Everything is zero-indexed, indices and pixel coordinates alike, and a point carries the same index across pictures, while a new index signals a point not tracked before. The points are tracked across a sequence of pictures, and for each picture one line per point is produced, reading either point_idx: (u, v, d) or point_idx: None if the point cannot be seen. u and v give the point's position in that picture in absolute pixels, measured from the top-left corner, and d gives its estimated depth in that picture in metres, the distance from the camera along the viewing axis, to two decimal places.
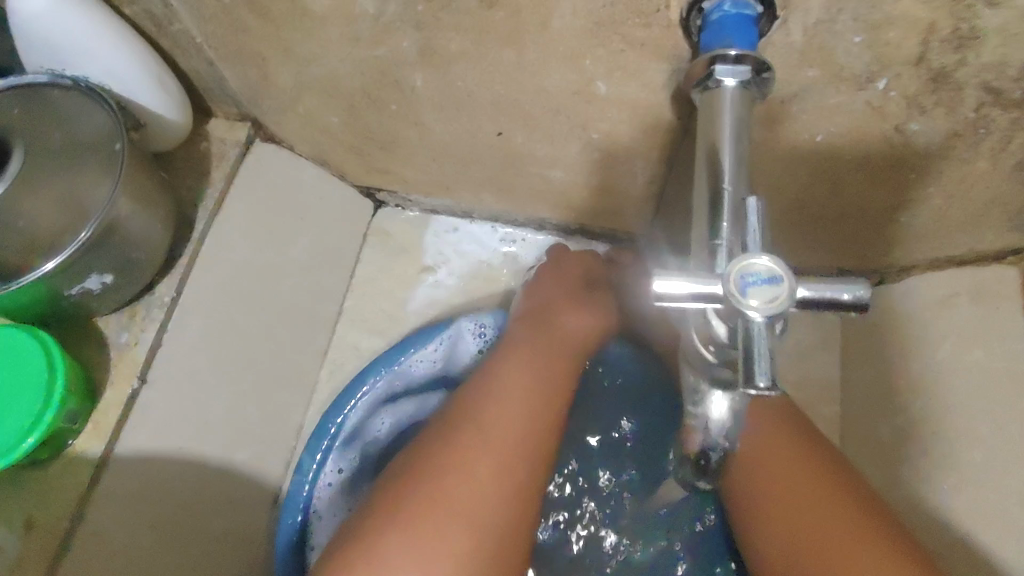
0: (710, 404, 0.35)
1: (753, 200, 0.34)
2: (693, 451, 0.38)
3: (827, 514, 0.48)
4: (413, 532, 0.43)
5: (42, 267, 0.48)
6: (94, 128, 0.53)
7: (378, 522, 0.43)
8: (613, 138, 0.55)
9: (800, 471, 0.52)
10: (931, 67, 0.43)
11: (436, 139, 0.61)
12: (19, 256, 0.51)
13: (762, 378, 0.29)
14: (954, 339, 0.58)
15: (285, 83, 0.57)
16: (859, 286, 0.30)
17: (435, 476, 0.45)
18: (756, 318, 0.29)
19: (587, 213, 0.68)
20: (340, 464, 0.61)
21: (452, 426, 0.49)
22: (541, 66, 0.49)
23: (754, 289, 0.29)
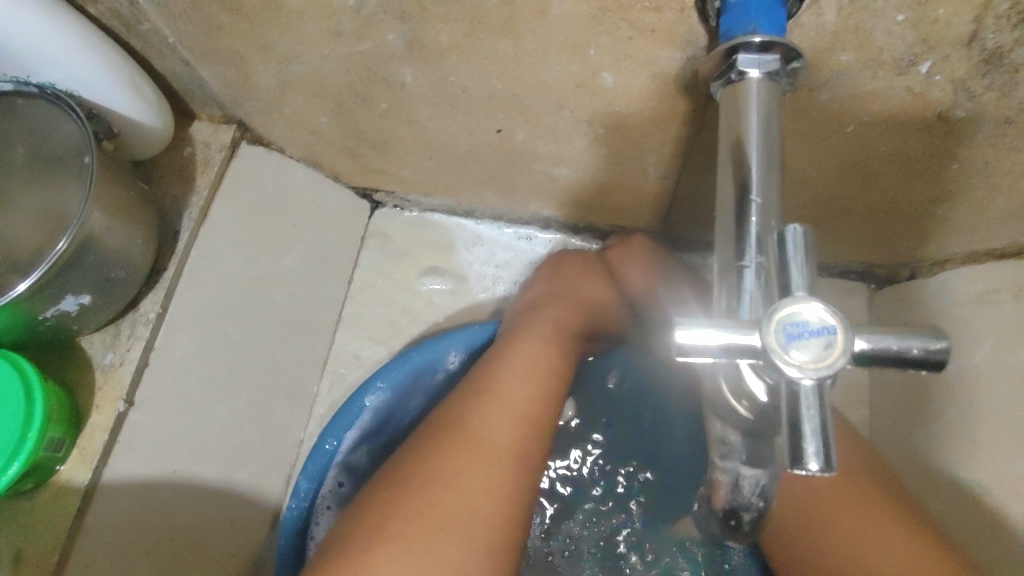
0: (744, 458, 0.33)
1: (794, 228, 0.29)
2: (721, 509, 0.34)
3: (865, 541, 0.45)
4: (400, 560, 0.39)
5: (14, 288, 0.44)
6: (63, 137, 0.50)
7: (360, 557, 0.39)
8: (622, 132, 0.51)
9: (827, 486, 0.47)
10: (984, 47, 0.37)
11: (431, 137, 0.57)
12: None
13: (813, 459, 0.25)
14: (994, 340, 0.53)
15: (266, 83, 0.53)
16: (928, 338, 0.27)
17: (421, 498, 0.42)
18: (804, 380, 0.26)
19: (595, 211, 0.64)
20: (339, 480, 0.58)
21: (441, 438, 0.45)
22: (540, 58, 0.44)
23: (799, 343, 0.26)
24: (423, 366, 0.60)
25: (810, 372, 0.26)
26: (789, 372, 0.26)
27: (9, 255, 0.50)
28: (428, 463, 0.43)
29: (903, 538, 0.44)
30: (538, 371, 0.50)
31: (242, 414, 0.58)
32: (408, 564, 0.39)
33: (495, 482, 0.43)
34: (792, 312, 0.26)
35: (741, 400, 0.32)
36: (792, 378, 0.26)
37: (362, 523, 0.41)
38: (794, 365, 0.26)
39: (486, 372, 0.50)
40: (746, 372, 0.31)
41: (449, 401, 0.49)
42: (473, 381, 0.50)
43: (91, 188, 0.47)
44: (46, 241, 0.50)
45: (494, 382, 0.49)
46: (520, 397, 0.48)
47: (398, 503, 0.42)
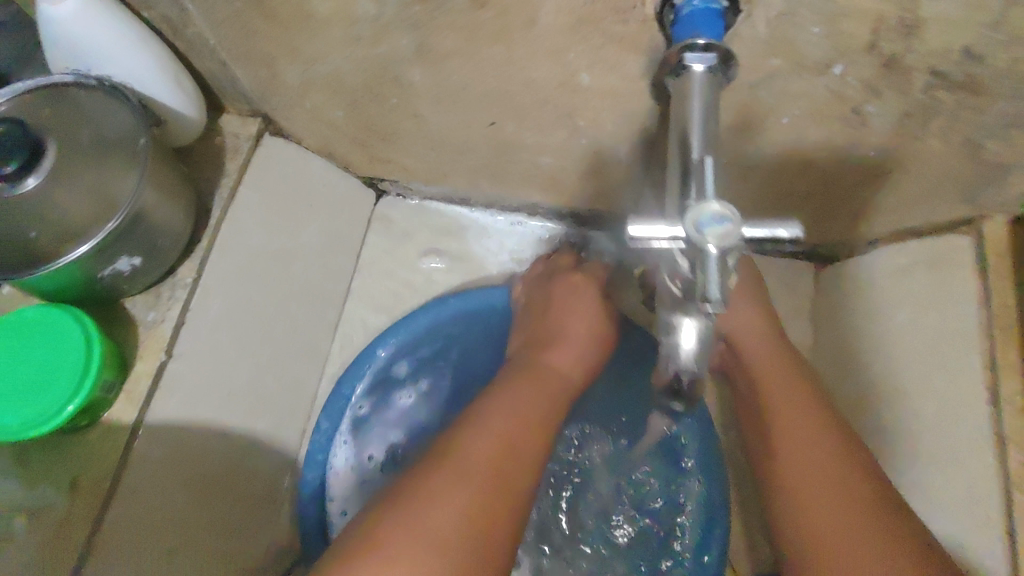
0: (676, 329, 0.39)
1: (706, 162, 0.41)
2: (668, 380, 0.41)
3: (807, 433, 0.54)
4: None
5: (77, 250, 0.52)
6: (118, 124, 0.57)
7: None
8: (598, 125, 0.60)
9: (793, 400, 0.56)
10: (882, 54, 0.47)
11: (433, 129, 0.65)
12: (54, 244, 0.55)
13: (714, 296, 0.34)
14: (912, 305, 0.65)
15: (292, 81, 0.62)
16: (792, 224, 0.38)
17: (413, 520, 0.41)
18: (712, 250, 0.34)
19: (577, 198, 0.73)
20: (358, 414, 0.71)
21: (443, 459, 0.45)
22: (527, 60, 0.53)
23: (708, 226, 0.34)
24: (424, 327, 0.72)
25: (715, 244, 0.34)
26: (701, 245, 0.34)
27: (67, 228, 0.56)
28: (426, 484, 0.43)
29: (853, 462, 0.51)
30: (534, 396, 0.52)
31: (262, 367, 0.68)
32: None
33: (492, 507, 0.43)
34: (702, 210, 0.34)
35: (675, 278, 0.38)
36: (702, 248, 0.34)
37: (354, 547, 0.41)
38: (705, 240, 0.34)
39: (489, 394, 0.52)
40: (676, 257, 0.38)
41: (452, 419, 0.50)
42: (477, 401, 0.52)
43: (142, 164, 0.55)
44: (97, 216, 0.56)
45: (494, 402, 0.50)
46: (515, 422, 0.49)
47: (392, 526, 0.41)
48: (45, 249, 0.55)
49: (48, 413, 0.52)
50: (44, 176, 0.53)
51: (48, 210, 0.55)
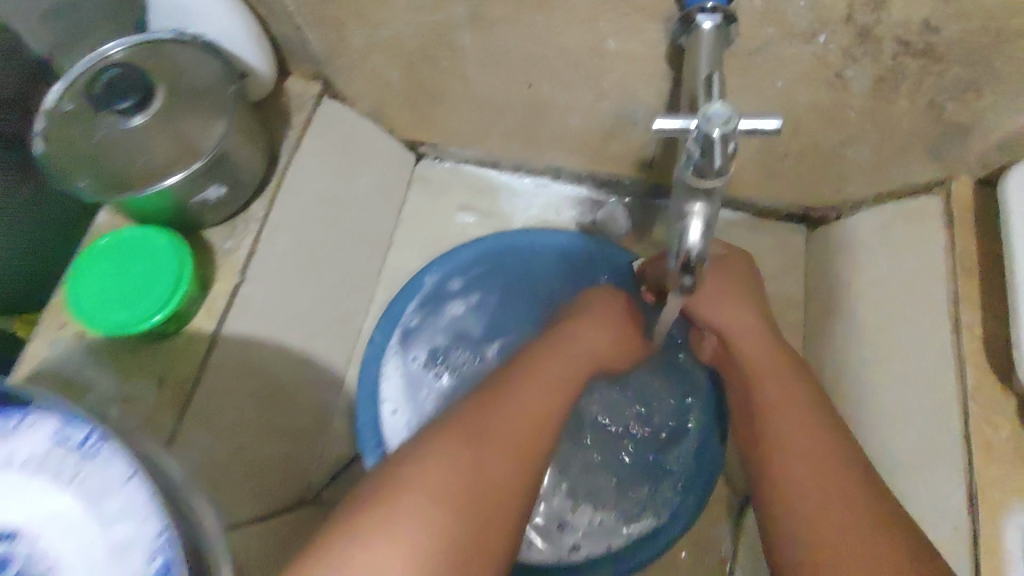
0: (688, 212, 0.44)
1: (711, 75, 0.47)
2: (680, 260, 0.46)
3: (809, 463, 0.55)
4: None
5: (171, 180, 0.62)
6: (212, 79, 0.67)
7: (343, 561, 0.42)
8: (620, 89, 0.69)
9: (801, 430, 0.57)
10: (857, 25, 0.57)
11: (475, 90, 0.75)
12: (139, 179, 0.65)
13: (718, 162, 0.39)
14: (891, 254, 0.75)
15: (357, 44, 0.72)
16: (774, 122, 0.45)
17: (409, 528, 0.44)
18: (717, 133, 0.38)
19: (597, 160, 0.83)
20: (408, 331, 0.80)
21: (441, 467, 0.48)
22: (562, 28, 0.63)
23: (712, 115, 0.38)
24: (467, 257, 0.81)
25: (720, 128, 0.38)
26: (707, 129, 0.38)
27: (150, 166, 0.65)
28: (415, 488, 0.46)
29: (845, 485, 0.52)
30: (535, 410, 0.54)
31: (320, 298, 0.78)
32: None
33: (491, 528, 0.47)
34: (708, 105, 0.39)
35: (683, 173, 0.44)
36: (709, 132, 0.38)
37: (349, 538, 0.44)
38: (710, 125, 0.38)
39: (495, 399, 0.54)
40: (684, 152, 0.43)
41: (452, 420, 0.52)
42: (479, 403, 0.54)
43: (227, 116, 0.65)
44: (176, 161, 0.65)
45: (497, 405, 0.53)
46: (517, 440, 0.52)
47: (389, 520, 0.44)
48: (130, 180, 0.65)
49: (146, 316, 0.62)
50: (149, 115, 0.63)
51: (141, 147, 0.65)
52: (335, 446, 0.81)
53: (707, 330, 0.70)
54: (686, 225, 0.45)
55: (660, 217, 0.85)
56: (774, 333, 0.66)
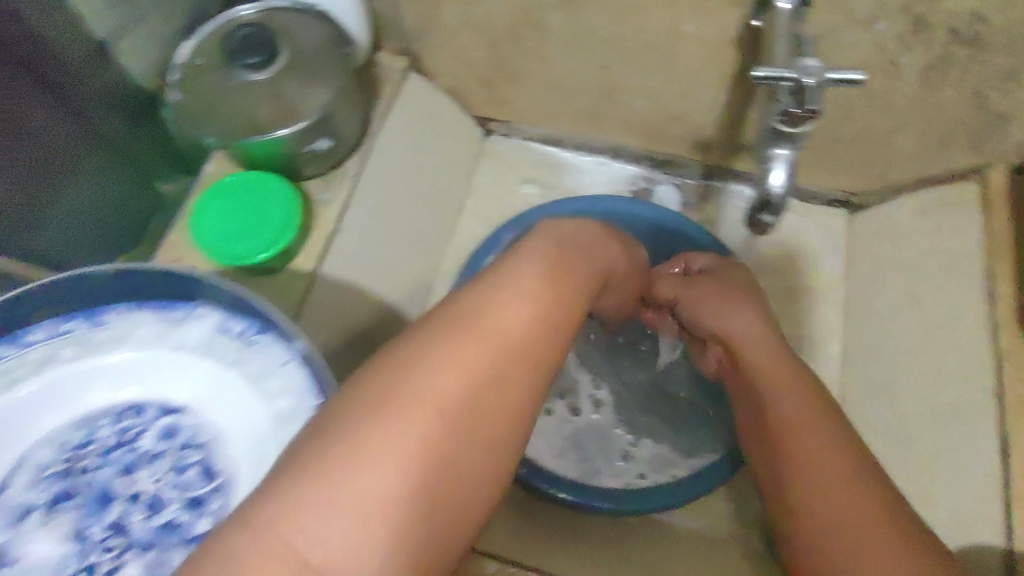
0: (773, 159, 0.51)
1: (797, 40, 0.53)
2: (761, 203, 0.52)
3: (824, 470, 0.56)
4: (340, 537, 0.35)
5: (280, 132, 0.69)
6: (322, 49, 0.72)
7: (288, 529, 0.34)
8: (690, 70, 0.76)
9: (813, 440, 0.58)
10: (912, 14, 0.64)
11: (554, 68, 0.82)
12: (242, 130, 0.70)
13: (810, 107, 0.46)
14: (930, 233, 0.81)
15: (449, 21, 0.79)
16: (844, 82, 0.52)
17: (379, 473, 0.36)
18: (811, 83, 0.45)
19: (658, 141, 0.90)
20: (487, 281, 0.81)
21: (418, 400, 0.39)
22: (646, 10, 0.70)
23: (806, 69, 0.45)
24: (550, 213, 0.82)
25: (812, 78, 0.45)
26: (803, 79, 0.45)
27: (253, 120, 0.70)
28: (401, 414, 0.38)
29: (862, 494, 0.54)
30: (527, 310, 0.45)
31: (400, 250, 0.85)
32: (355, 543, 0.35)
33: (474, 460, 0.41)
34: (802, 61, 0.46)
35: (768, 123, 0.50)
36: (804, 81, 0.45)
37: (305, 476, 0.36)
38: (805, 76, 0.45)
39: (463, 323, 0.43)
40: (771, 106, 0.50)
41: (414, 344, 0.42)
42: (452, 327, 0.43)
43: (332, 83, 0.71)
44: (277, 120, 0.69)
45: (506, 340, 0.43)
46: (504, 372, 0.43)
47: (359, 462, 0.36)
48: (235, 129, 0.70)
49: (258, 250, 0.68)
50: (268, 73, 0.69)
51: (253, 102, 0.70)
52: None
53: (714, 342, 0.71)
54: (770, 170, 0.51)
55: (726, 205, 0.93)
56: (779, 332, 0.66)
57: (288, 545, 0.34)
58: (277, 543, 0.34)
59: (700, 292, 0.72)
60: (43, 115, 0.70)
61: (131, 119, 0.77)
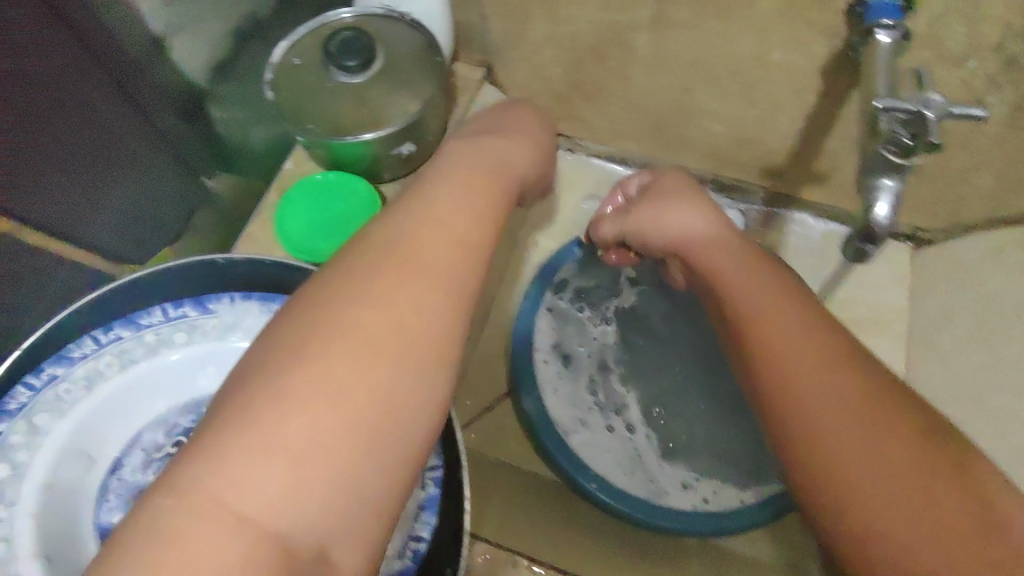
0: (881, 188, 0.50)
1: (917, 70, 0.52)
2: (865, 232, 0.52)
3: (841, 439, 0.44)
4: (270, 488, 0.35)
5: (367, 136, 0.71)
6: (411, 56, 0.74)
7: (209, 489, 0.34)
8: (770, 96, 0.77)
9: (840, 416, 0.44)
10: (1008, 53, 0.64)
11: (630, 89, 0.84)
12: (322, 130, 0.72)
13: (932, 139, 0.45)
14: (1003, 273, 0.80)
15: (533, 37, 0.81)
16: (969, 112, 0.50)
17: (305, 414, 0.37)
18: (930, 116, 0.45)
19: (726, 164, 0.90)
20: (546, 311, 0.84)
21: (341, 339, 0.40)
22: (734, 36, 0.71)
23: (925, 102, 0.45)
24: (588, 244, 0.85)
25: (931, 111, 0.45)
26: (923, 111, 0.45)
27: (335, 121, 0.72)
28: (332, 346, 0.40)
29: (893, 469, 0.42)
30: (452, 230, 0.47)
31: None
32: (283, 488, 0.35)
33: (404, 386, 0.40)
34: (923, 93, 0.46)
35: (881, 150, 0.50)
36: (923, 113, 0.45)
37: (228, 427, 0.36)
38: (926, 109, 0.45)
39: (370, 251, 0.45)
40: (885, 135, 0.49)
41: (331, 286, 0.43)
42: (375, 262, 0.44)
43: (422, 92, 0.73)
44: (357, 123, 0.72)
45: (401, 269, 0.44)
46: (420, 295, 0.43)
47: (281, 405, 0.37)
48: (316, 129, 0.72)
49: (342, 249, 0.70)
50: (364, 77, 0.71)
51: (336, 104, 0.72)
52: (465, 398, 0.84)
53: (666, 257, 0.65)
54: (876, 199, 0.50)
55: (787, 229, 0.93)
56: (744, 239, 0.58)
57: (229, 494, 0.34)
58: (201, 501, 0.34)
59: (642, 205, 0.66)
60: (111, 111, 0.68)
61: (186, 117, 0.78)
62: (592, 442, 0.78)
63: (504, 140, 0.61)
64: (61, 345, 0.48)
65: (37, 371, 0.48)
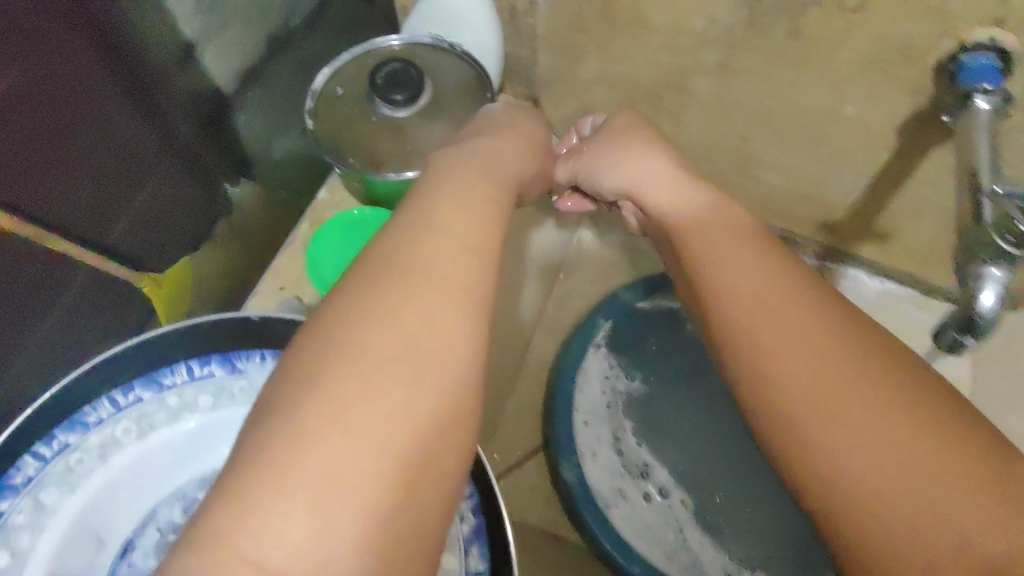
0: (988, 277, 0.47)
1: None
2: (968, 321, 0.49)
3: (859, 441, 0.38)
4: (296, 533, 0.33)
5: (406, 173, 0.66)
6: (457, 89, 0.69)
7: (233, 543, 0.32)
8: (837, 151, 0.72)
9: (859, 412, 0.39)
10: None
11: (686, 133, 0.80)
12: (360, 165, 0.68)
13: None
14: None
15: (588, 75, 0.77)
16: None
17: (322, 448, 0.35)
18: None
19: (781, 215, 0.86)
20: (584, 377, 0.81)
21: (348, 369, 0.37)
22: (806, 87, 0.67)
23: None
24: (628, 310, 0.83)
25: None
26: None
27: (374, 155, 0.68)
28: (342, 378, 0.37)
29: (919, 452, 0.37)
30: (454, 242, 0.45)
31: None
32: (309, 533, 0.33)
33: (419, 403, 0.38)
34: None
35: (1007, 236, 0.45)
36: None
37: (237, 476, 0.34)
38: None
39: (375, 263, 0.43)
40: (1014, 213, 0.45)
41: (330, 313, 0.40)
42: (369, 274, 0.42)
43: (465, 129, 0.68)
44: (397, 158, 0.68)
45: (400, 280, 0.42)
46: (420, 301, 0.41)
47: (298, 449, 0.34)
48: (353, 164, 0.68)
49: None
50: (408, 110, 0.67)
51: (377, 138, 0.68)
52: (497, 450, 0.84)
53: (619, 198, 0.64)
54: (982, 288, 0.47)
55: (840, 283, 0.88)
56: None
57: (254, 551, 0.32)
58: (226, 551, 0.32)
59: (593, 154, 0.66)
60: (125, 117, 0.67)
61: (211, 134, 0.76)
62: (626, 515, 0.76)
63: (496, 142, 0.59)
64: (75, 409, 0.47)
65: (47, 439, 0.46)
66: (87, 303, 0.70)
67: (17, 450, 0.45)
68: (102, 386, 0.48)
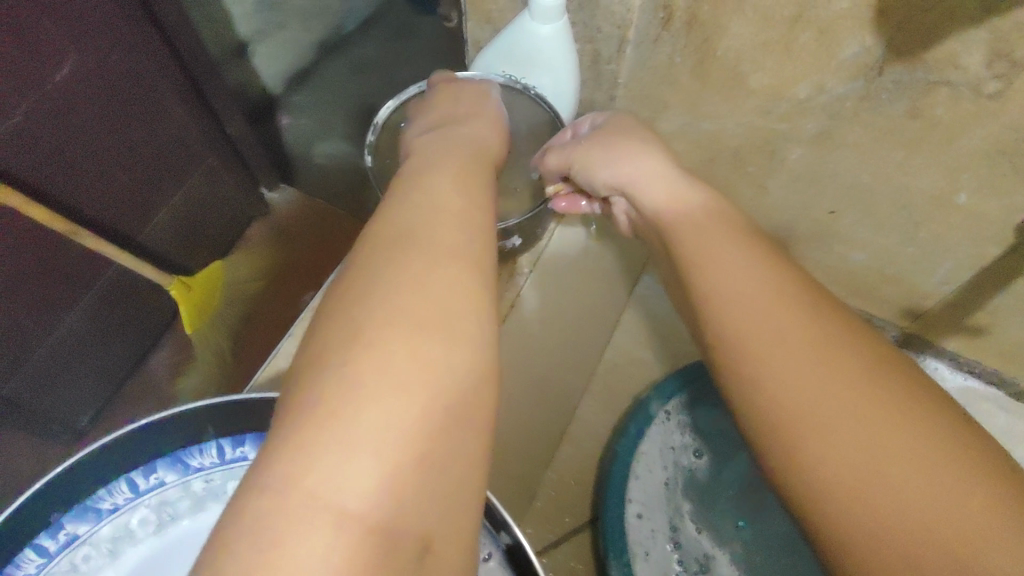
0: None
1: None
2: None
3: (900, 438, 0.36)
4: (358, 498, 0.29)
5: None
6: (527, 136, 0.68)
7: (291, 508, 0.28)
8: (939, 238, 0.65)
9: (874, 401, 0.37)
10: None
11: (767, 200, 0.74)
12: None
13: None
14: None
15: (667, 127, 0.71)
16: None
17: (368, 416, 0.30)
18: None
19: (860, 293, 0.80)
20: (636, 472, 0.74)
21: (380, 330, 0.33)
22: (915, 169, 0.60)
23: None
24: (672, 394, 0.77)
25: None
26: None
27: None
28: (378, 344, 0.33)
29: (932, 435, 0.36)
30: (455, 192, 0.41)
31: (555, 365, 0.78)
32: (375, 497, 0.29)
33: (453, 362, 0.34)
34: None
35: None
36: None
37: (266, 470, 0.29)
38: None
39: (384, 236, 0.38)
40: None
41: (337, 296, 0.36)
42: (374, 246, 0.37)
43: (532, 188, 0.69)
44: None
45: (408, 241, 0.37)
46: (441, 272, 0.36)
47: (342, 419, 0.30)
48: None
49: None
50: None
51: None
52: (533, 522, 0.79)
53: (612, 193, 0.60)
54: None
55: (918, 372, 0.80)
56: None
57: (308, 532, 0.28)
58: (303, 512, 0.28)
59: (591, 146, 0.59)
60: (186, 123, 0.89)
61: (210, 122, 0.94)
62: None
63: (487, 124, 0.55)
64: (89, 496, 0.45)
65: (54, 531, 0.44)
66: (93, 321, 0.88)
67: (21, 543, 0.43)
68: (120, 469, 0.46)
